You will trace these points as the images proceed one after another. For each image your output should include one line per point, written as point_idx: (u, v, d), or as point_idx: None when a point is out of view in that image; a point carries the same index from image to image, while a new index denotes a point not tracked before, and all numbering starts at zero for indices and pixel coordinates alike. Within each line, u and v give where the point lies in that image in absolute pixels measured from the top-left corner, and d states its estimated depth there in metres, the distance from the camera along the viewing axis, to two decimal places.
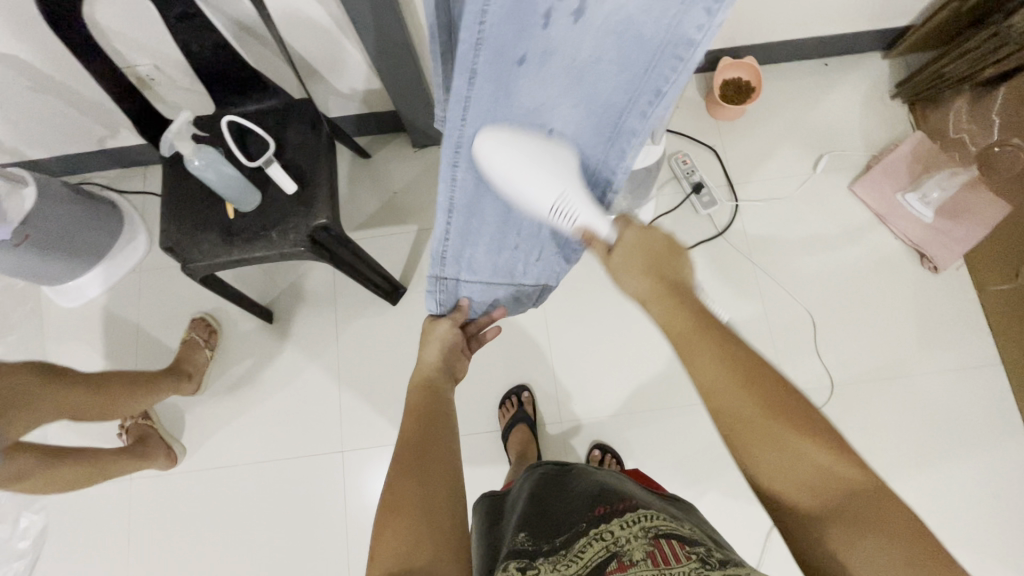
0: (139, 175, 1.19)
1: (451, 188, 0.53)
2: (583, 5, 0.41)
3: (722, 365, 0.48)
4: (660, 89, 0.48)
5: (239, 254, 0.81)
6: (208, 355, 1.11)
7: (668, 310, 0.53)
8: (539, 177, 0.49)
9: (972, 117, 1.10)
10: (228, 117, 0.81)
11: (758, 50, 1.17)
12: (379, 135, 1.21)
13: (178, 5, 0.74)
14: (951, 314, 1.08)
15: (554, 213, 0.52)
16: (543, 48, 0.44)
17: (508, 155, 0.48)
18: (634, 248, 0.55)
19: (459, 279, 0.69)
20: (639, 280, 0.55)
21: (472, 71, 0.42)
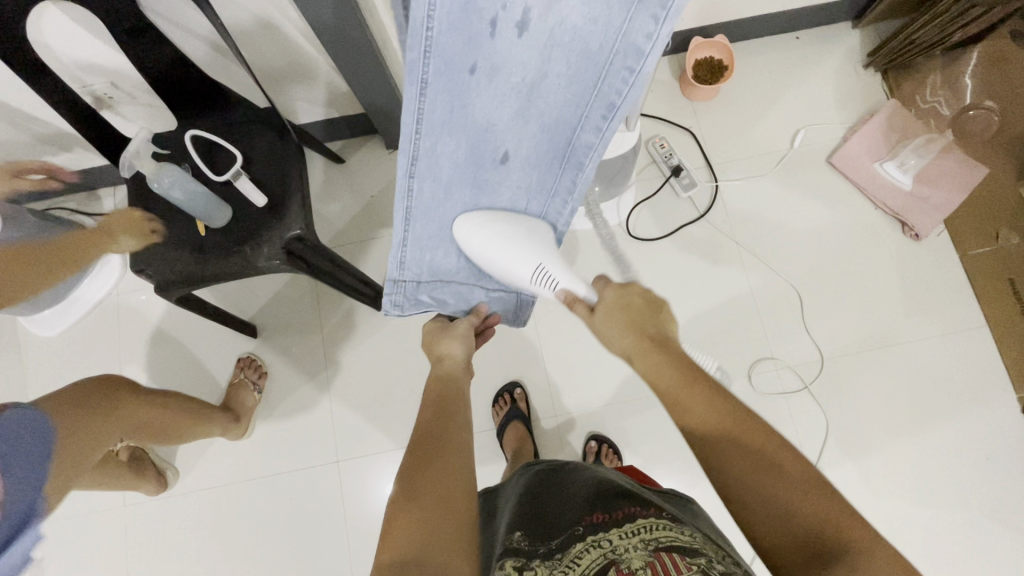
0: (108, 196, 1.16)
1: (408, 195, 0.59)
2: (525, 18, 0.46)
3: (705, 420, 0.50)
4: (613, 102, 0.53)
5: (212, 271, 0.80)
6: (257, 396, 1.08)
7: (654, 366, 0.53)
8: (516, 256, 0.59)
9: (945, 83, 1.11)
10: (191, 132, 0.79)
11: (729, 27, 1.16)
12: (351, 139, 1.19)
13: (127, 20, 0.71)
14: (936, 281, 1.08)
15: (535, 280, 0.58)
16: (492, 58, 0.50)
17: (482, 235, 0.60)
18: (614, 309, 0.57)
19: (418, 282, 0.69)
20: (622, 336, 0.56)
21: (422, 82, 0.48)
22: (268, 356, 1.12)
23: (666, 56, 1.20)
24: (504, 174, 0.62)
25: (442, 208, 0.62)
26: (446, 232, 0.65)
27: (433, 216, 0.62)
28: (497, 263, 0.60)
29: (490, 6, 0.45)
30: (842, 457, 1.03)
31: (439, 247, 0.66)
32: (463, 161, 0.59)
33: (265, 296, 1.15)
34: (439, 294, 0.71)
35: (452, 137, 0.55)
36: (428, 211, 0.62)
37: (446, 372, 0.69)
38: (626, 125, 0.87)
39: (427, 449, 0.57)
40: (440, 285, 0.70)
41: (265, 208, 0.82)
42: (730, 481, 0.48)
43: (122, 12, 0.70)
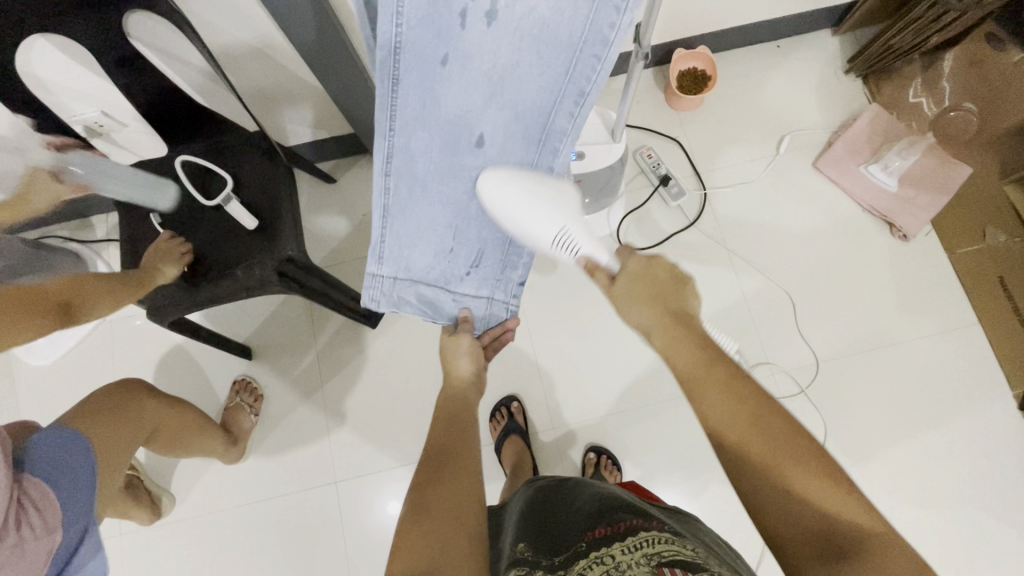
0: (102, 224, 1.17)
1: (385, 192, 0.61)
2: (493, 8, 0.50)
3: (726, 403, 0.50)
4: (583, 88, 0.52)
5: (206, 296, 0.80)
6: (254, 419, 1.07)
7: (675, 343, 0.54)
8: (538, 214, 0.53)
9: (924, 88, 1.11)
10: (182, 157, 0.80)
11: (711, 38, 1.18)
12: (342, 159, 1.20)
13: (116, 51, 0.72)
14: (927, 280, 1.09)
15: (557, 244, 0.54)
16: (462, 50, 0.53)
17: (507, 192, 0.55)
18: (637, 280, 0.57)
19: (396, 278, 0.67)
20: (643, 310, 0.56)
21: (394, 78, 0.54)
22: (264, 377, 1.12)
23: (651, 68, 1.22)
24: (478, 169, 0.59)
25: (418, 204, 0.62)
26: (422, 227, 0.63)
27: (408, 212, 0.62)
28: (519, 228, 0.55)
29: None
30: (843, 460, 1.02)
31: (414, 246, 0.64)
32: (439, 153, 0.59)
33: (260, 318, 1.15)
34: (417, 293, 0.68)
35: (425, 133, 0.58)
36: (405, 205, 0.62)
37: (457, 390, 0.71)
38: (612, 136, 0.89)
39: (434, 465, 0.58)
40: (416, 283, 0.67)
41: (257, 231, 0.82)
42: (746, 459, 0.48)
43: (112, 44, 0.71)
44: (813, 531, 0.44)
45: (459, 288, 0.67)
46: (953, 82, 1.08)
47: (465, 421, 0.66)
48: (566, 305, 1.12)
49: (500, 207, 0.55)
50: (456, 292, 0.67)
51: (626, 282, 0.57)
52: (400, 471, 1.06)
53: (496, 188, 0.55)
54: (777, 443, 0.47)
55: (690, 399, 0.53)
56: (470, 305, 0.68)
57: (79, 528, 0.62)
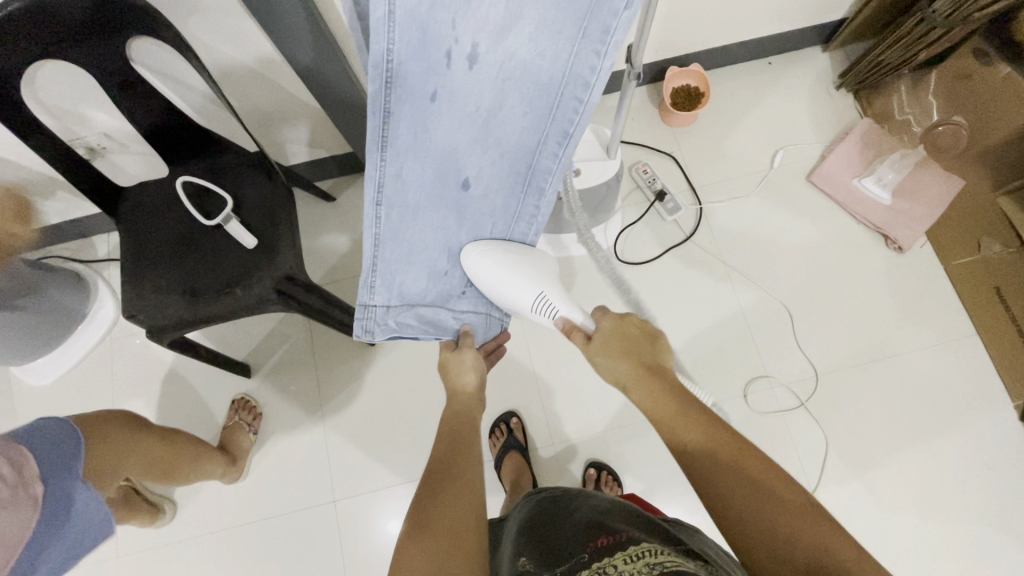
0: (103, 243, 1.18)
1: (376, 221, 0.59)
2: (475, 52, 0.48)
3: (695, 442, 0.52)
4: (568, 129, 0.56)
5: (205, 313, 0.80)
6: (252, 439, 1.07)
7: (646, 397, 0.55)
8: (517, 288, 0.62)
9: (912, 101, 1.12)
10: (183, 178, 0.81)
11: (703, 55, 1.20)
12: (341, 177, 1.21)
13: (119, 75, 0.73)
14: (924, 291, 1.10)
15: (536, 308, 0.62)
16: (448, 87, 0.51)
17: (489, 264, 0.63)
18: (611, 338, 0.59)
19: (388, 306, 0.65)
20: (618, 364, 0.58)
21: (385, 111, 0.50)
22: (263, 395, 1.12)
23: (645, 85, 1.24)
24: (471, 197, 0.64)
25: (413, 232, 0.62)
26: (416, 254, 0.64)
27: (402, 240, 0.62)
28: (505, 298, 0.63)
29: (445, 37, 0.46)
30: (846, 474, 1.01)
31: (410, 270, 0.65)
32: (429, 183, 0.60)
33: (258, 336, 1.15)
34: (417, 315, 0.68)
35: (416, 163, 0.57)
36: (397, 235, 0.61)
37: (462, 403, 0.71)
38: (607, 153, 0.91)
39: (436, 484, 0.58)
40: (413, 305, 0.67)
41: (256, 249, 0.83)
42: (712, 490, 0.49)
43: (115, 68, 0.72)
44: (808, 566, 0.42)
45: (456, 304, 0.71)
46: (940, 95, 1.08)
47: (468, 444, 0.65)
48: None
49: (485, 277, 0.63)
50: (455, 307, 0.71)
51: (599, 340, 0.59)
52: (400, 489, 1.05)
53: (481, 262, 0.63)
54: (764, 487, 0.47)
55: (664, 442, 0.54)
56: (469, 320, 0.72)
57: (67, 485, 0.61)
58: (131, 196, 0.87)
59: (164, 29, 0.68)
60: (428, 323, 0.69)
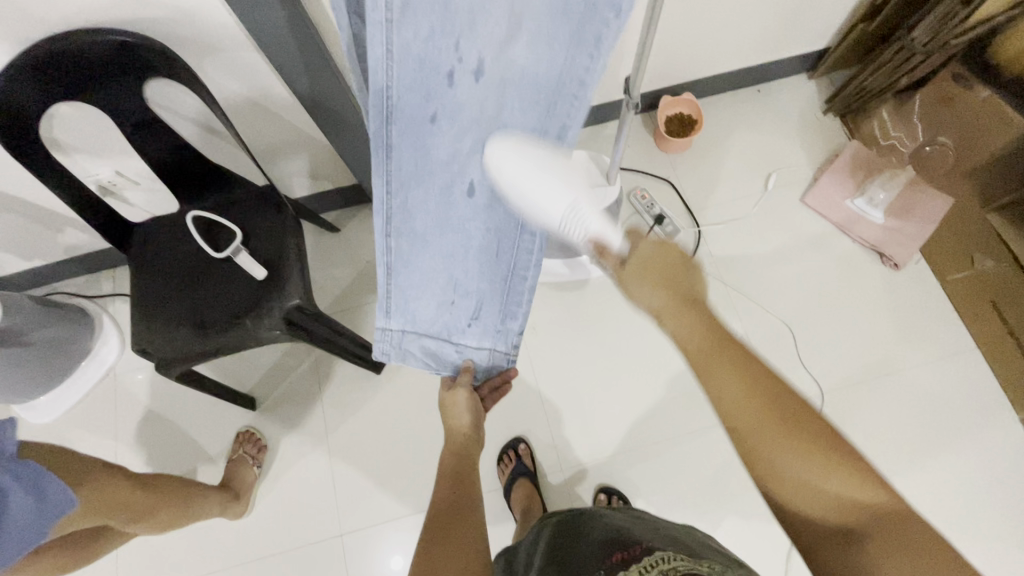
0: (109, 278, 1.18)
1: (388, 250, 0.64)
2: (479, 66, 0.49)
3: (737, 387, 0.49)
4: (565, 125, 0.52)
5: (214, 345, 0.81)
6: (257, 472, 1.05)
7: (685, 326, 0.53)
8: (546, 184, 0.54)
9: (898, 125, 1.16)
10: (194, 213, 0.82)
11: (695, 85, 1.24)
12: (345, 208, 1.23)
13: (134, 114, 0.76)
14: (923, 307, 1.12)
15: (568, 220, 0.58)
16: (450, 107, 0.53)
17: (511, 169, 0.54)
18: (648, 260, 0.56)
19: (404, 331, 0.71)
20: (655, 292, 0.54)
21: (388, 144, 0.54)
22: (268, 428, 1.11)
23: (640, 114, 1.28)
24: (470, 216, 0.62)
25: (422, 260, 0.65)
26: (427, 282, 0.67)
27: (413, 267, 0.66)
28: (529, 205, 0.56)
29: (446, 60, 0.49)
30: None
31: (419, 298, 0.68)
32: (434, 208, 0.62)
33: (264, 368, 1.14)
34: (423, 346, 0.73)
35: (423, 188, 0.60)
36: (408, 262, 0.65)
37: (457, 441, 0.72)
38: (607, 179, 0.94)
39: (446, 520, 0.58)
40: (421, 336, 0.72)
41: (266, 280, 0.84)
42: (755, 453, 0.48)
43: (131, 108, 0.74)
44: (830, 512, 0.46)
45: (462, 338, 0.72)
46: (924, 117, 1.12)
47: (468, 482, 0.65)
48: (569, 342, 1.13)
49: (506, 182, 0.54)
50: (461, 342, 0.72)
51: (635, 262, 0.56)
52: (409, 520, 1.03)
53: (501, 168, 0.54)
54: (793, 423, 0.48)
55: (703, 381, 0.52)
56: (471, 355, 0.73)
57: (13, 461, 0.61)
58: (142, 231, 0.88)
59: (181, 69, 0.70)
60: (432, 357, 0.73)
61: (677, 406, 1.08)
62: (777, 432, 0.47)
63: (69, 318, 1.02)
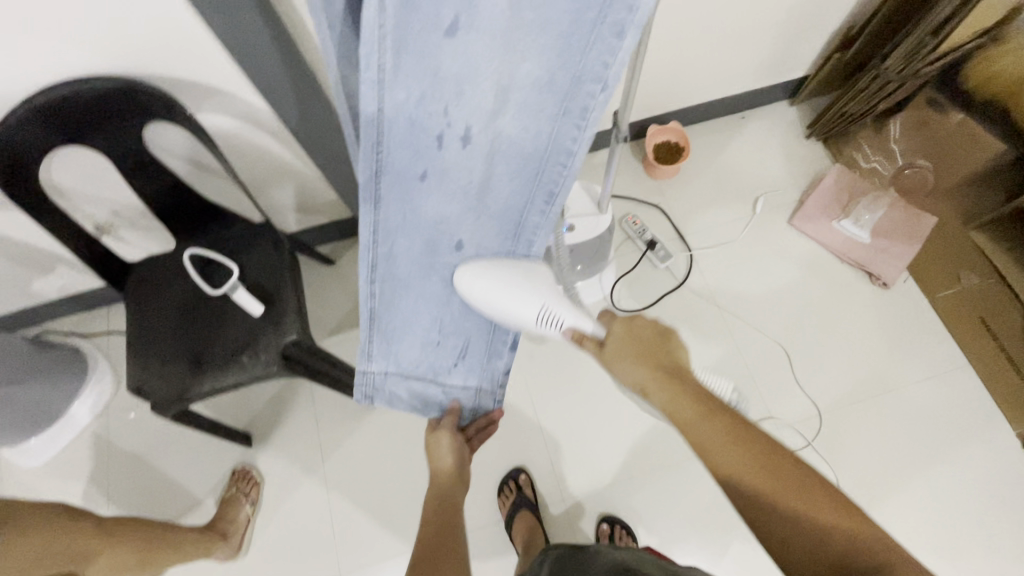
0: (103, 316, 1.18)
1: (371, 297, 0.62)
2: (467, 134, 0.52)
3: (724, 444, 0.51)
4: (552, 191, 0.57)
5: (211, 383, 0.80)
6: (248, 511, 1.03)
7: (668, 397, 0.54)
8: (518, 303, 0.62)
9: (878, 149, 1.21)
10: (191, 250, 0.83)
11: (681, 113, 1.28)
12: (339, 241, 1.24)
13: (132, 157, 0.77)
14: (915, 324, 1.13)
15: (541, 323, 0.63)
16: (439, 167, 0.55)
17: (481, 285, 0.63)
18: (623, 339, 0.59)
19: (386, 373, 0.69)
20: (635, 366, 0.57)
21: (376, 199, 0.53)
22: (264, 465, 1.09)
23: (628, 142, 1.31)
24: (456, 264, 0.65)
25: (407, 304, 0.66)
26: (410, 325, 0.67)
27: (396, 311, 0.65)
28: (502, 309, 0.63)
29: (436, 124, 0.50)
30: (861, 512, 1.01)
31: (404, 341, 0.68)
32: (419, 257, 0.63)
33: (260, 404, 1.13)
34: (409, 387, 0.71)
35: (409, 237, 0.60)
36: (391, 308, 0.64)
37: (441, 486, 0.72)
38: (598, 209, 0.95)
39: None
40: (408, 377, 0.70)
41: (263, 317, 0.84)
42: (747, 508, 0.50)
43: (130, 151, 0.76)
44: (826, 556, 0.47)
45: (448, 378, 0.72)
46: (902, 142, 1.18)
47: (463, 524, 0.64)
48: (566, 369, 1.13)
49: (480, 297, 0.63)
50: (448, 381, 0.72)
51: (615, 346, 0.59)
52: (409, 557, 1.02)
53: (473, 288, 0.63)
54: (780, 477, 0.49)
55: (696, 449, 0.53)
56: (459, 396, 0.74)
57: None
58: (140, 270, 0.88)
59: (180, 113, 0.72)
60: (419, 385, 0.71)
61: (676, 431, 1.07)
62: (770, 487, 0.49)
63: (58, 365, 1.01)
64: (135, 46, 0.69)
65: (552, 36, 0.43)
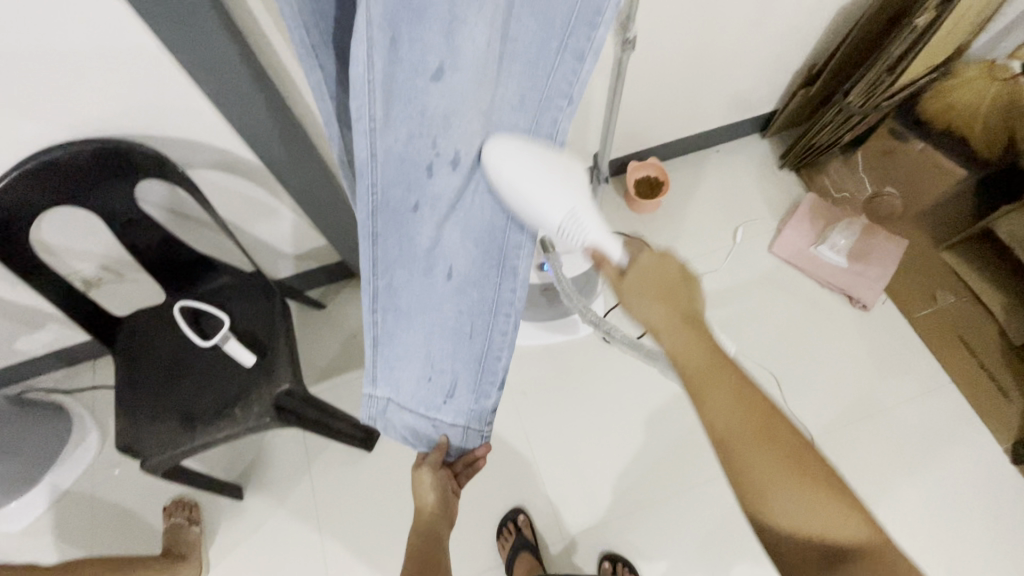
0: (89, 370, 1.16)
1: (374, 325, 0.60)
2: (457, 157, 0.48)
3: (737, 412, 0.48)
4: None
5: (202, 437, 0.79)
6: (199, 531, 1.02)
7: (683, 343, 0.51)
8: (548, 195, 0.50)
9: (847, 178, 1.26)
10: (180, 304, 0.83)
11: (659, 149, 1.33)
12: (329, 285, 1.24)
13: (123, 214, 0.78)
14: (897, 344, 1.16)
15: (563, 229, 0.52)
16: (431, 196, 0.51)
17: (512, 166, 0.49)
18: (648, 273, 0.54)
19: (390, 400, 0.68)
20: (652, 306, 0.52)
21: (373, 234, 0.50)
22: (255, 518, 1.06)
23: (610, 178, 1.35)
24: (448, 296, 0.62)
25: (404, 334, 0.63)
26: (409, 357, 0.65)
27: (397, 344, 0.63)
28: (528, 209, 0.51)
29: (425, 154, 0.46)
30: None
31: (404, 370, 0.66)
32: (416, 286, 0.59)
33: (251, 454, 1.10)
34: (406, 419, 0.71)
35: (406, 270, 0.57)
36: (393, 339, 0.63)
37: (425, 522, 0.75)
38: None
39: None
40: (407, 408, 0.70)
41: (256, 367, 0.83)
42: (753, 486, 0.48)
43: (122, 208, 0.77)
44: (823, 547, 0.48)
45: (438, 413, 0.72)
46: (869, 171, 1.22)
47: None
48: (560, 404, 1.13)
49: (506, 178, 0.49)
50: (438, 417, 0.72)
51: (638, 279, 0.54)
52: None
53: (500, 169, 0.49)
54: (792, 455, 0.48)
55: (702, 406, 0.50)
56: (447, 432, 0.74)
57: None
58: (130, 325, 0.88)
59: (172, 171, 0.74)
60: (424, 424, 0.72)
61: (674, 462, 1.07)
62: (782, 463, 0.47)
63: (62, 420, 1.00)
64: (128, 108, 0.70)
65: (523, 47, 0.43)
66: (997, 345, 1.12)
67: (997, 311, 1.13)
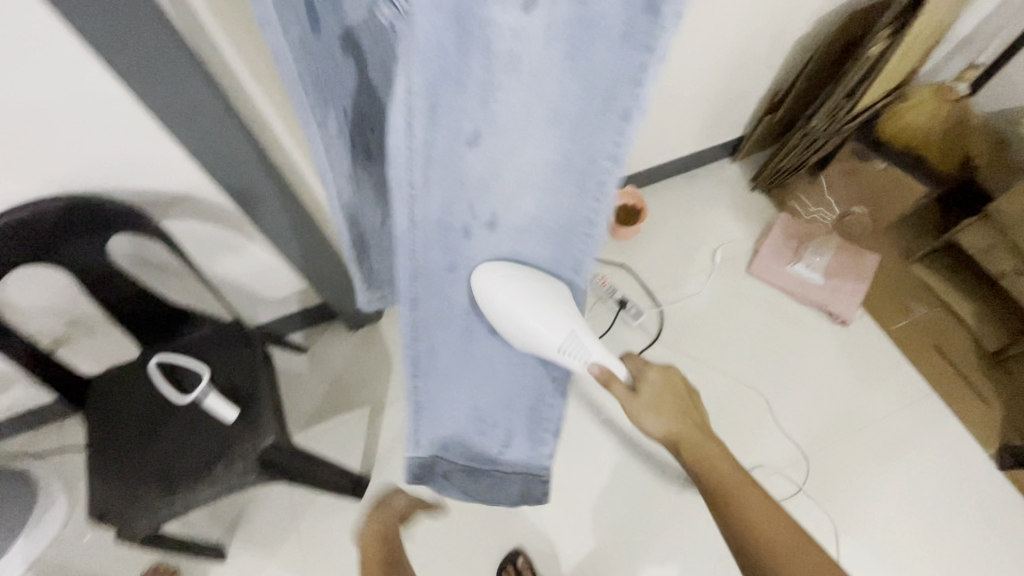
0: (56, 431, 1.10)
1: (412, 375, 0.69)
2: (496, 220, 0.51)
3: (741, 497, 0.63)
4: (580, 256, 0.55)
5: (183, 501, 0.75)
6: None
7: (694, 443, 0.67)
8: (548, 326, 0.57)
9: (815, 199, 1.28)
10: (155, 359, 0.80)
11: (634, 177, 1.35)
12: (311, 328, 1.21)
13: (95, 270, 0.75)
14: (878, 358, 1.18)
15: (562, 354, 0.59)
16: (469, 254, 0.55)
17: (506, 292, 0.55)
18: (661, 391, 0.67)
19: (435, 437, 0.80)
20: (667, 414, 0.67)
21: (411, 295, 0.57)
22: None
23: None
24: (487, 344, 0.67)
25: (448, 378, 0.72)
26: (458, 400, 0.75)
27: (439, 381, 0.72)
28: (533, 329, 0.57)
29: (461, 218, 0.50)
30: (856, 548, 1.03)
31: (449, 416, 0.77)
32: (455, 332, 0.65)
33: (233, 511, 1.05)
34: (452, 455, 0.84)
35: (444, 320, 0.63)
36: (437, 378, 0.71)
37: (377, 529, 0.94)
38: None
39: None
40: (454, 445, 0.82)
41: (237, 422, 0.80)
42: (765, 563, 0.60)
43: (94, 264, 0.74)
44: None
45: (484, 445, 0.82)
46: (837, 193, 1.24)
47: None
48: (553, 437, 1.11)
49: (501, 309, 0.55)
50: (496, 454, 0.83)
51: (652, 399, 0.65)
52: None
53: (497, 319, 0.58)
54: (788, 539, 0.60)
55: (726, 508, 0.64)
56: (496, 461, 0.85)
57: None
58: (102, 384, 0.84)
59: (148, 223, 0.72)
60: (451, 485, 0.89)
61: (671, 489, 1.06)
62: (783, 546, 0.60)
63: (33, 484, 0.95)
64: (101, 162, 0.68)
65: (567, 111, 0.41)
66: (970, 354, 1.16)
67: (967, 321, 1.18)
